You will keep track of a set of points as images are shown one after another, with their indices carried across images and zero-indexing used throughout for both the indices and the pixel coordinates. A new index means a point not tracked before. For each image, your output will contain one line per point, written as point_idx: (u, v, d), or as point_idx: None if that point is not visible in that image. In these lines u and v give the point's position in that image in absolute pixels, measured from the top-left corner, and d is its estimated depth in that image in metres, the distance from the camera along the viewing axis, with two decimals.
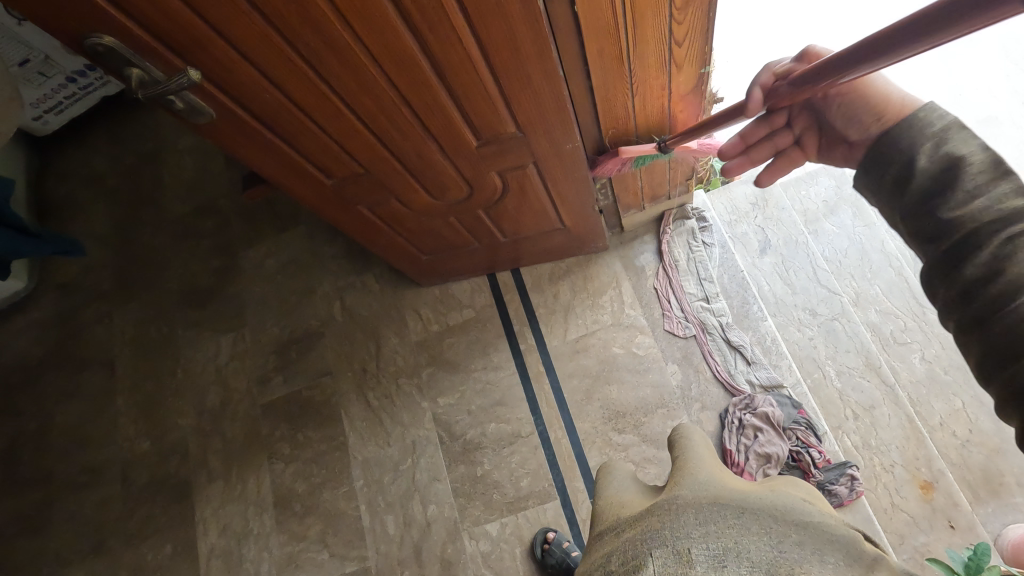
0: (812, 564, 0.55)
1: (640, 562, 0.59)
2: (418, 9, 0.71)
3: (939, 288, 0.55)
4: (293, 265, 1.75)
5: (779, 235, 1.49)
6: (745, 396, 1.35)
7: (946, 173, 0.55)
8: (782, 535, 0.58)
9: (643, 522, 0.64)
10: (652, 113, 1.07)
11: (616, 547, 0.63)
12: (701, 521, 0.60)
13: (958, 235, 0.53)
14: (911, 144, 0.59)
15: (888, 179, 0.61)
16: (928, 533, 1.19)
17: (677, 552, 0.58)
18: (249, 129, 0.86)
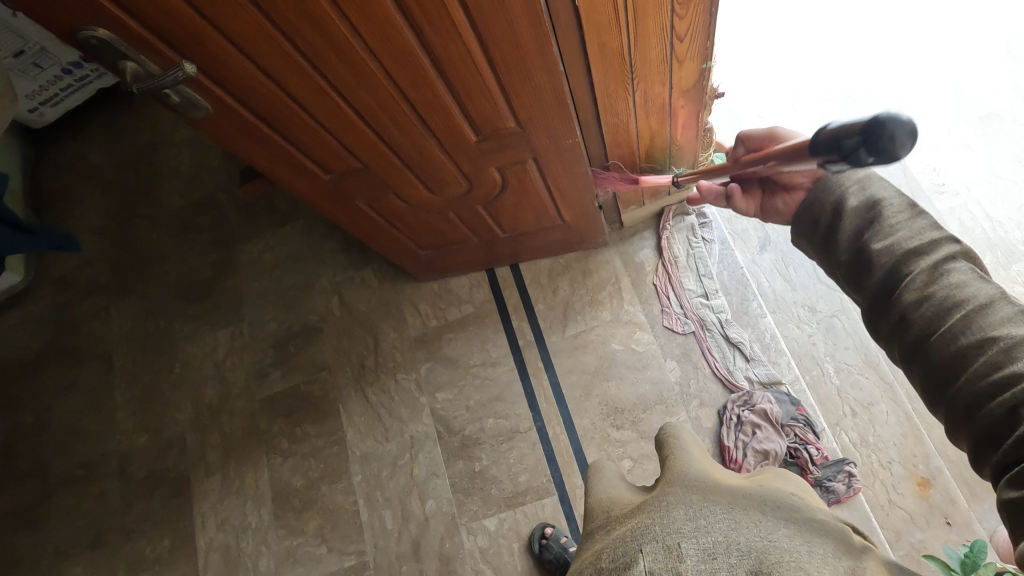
0: (803, 557, 0.55)
1: (631, 560, 0.58)
2: (418, 3, 0.70)
3: (878, 320, 0.61)
4: (291, 260, 1.75)
5: (779, 232, 1.47)
6: (744, 393, 1.34)
7: (872, 214, 0.62)
8: (772, 530, 0.58)
9: (634, 521, 0.64)
10: (653, 108, 1.06)
11: (606, 546, 0.63)
12: (691, 516, 0.60)
13: (887, 269, 0.59)
14: (838, 188, 0.65)
15: (821, 226, 0.67)
16: (925, 530, 1.19)
17: (667, 547, 0.58)
18: (247, 124, 0.85)
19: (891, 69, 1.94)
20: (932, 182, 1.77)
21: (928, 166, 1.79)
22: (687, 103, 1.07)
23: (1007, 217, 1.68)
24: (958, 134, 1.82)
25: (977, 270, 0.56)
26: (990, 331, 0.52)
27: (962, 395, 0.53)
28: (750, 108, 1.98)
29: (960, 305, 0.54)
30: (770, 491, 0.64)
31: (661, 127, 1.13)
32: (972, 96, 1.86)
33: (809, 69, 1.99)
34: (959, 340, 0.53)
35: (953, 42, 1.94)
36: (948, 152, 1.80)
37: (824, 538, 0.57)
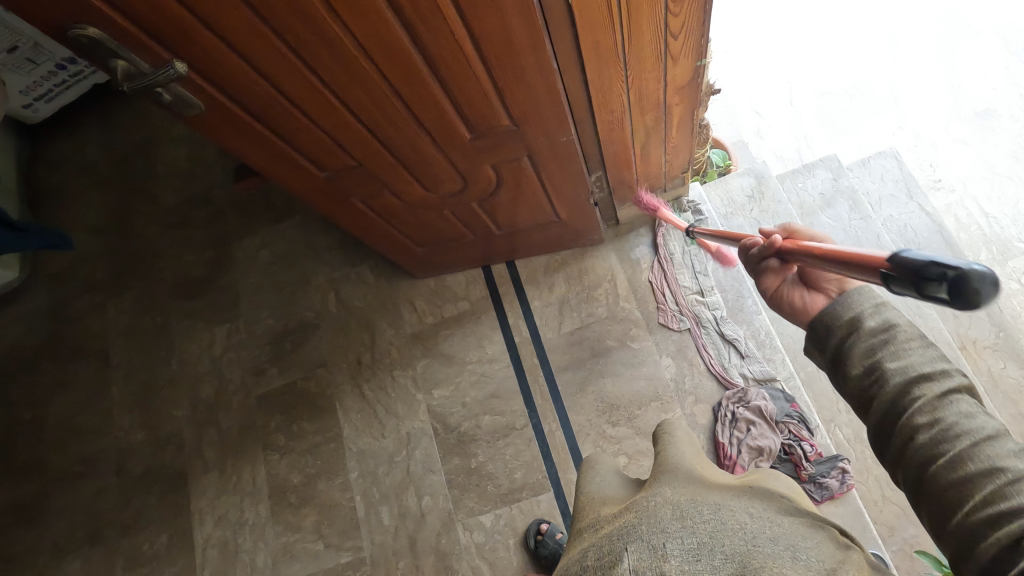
0: (786, 563, 0.54)
1: (616, 557, 0.59)
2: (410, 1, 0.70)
3: (883, 441, 0.55)
4: (287, 257, 1.74)
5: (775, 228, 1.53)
6: (739, 390, 1.35)
7: (885, 333, 0.57)
8: (756, 534, 0.58)
9: (622, 520, 0.64)
10: (647, 106, 1.06)
11: (593, 544, 0.63)
12: (677, 516, 0.61)
13: (900, 393, 0.54)
14: (853, 305, 0.59)
15: (831, 341, 0.60)
16: (918, 525, 1.20)
17: (652, 546, 0.58)
18: (240, 122, 0.85)
19: (888, 65, 1.94)
20: (929, 178, 1.77)
21: (925, 163, 1.79)
22: (681, 101, 1.08)
23: (1004, 213, 1.68)
24: (955, 130, 1.82)
25: (980, 403, 0.53)
26: (1000, 462, 0.48)
27: (964, 525, 0.48)
28: (747, 104, 1.97)
29: (968, 436, 0.50)
30: (756, 497, 0.64)
31: (656, 125, 1.13)
32: (969, 93, 1.87)
33: (806, 65, 1.99)
34: (964, 472, 0.49)
35: (950, 39, 1.94)
36: (945, 148, 1.80)
37: (810, 545, 0.57)
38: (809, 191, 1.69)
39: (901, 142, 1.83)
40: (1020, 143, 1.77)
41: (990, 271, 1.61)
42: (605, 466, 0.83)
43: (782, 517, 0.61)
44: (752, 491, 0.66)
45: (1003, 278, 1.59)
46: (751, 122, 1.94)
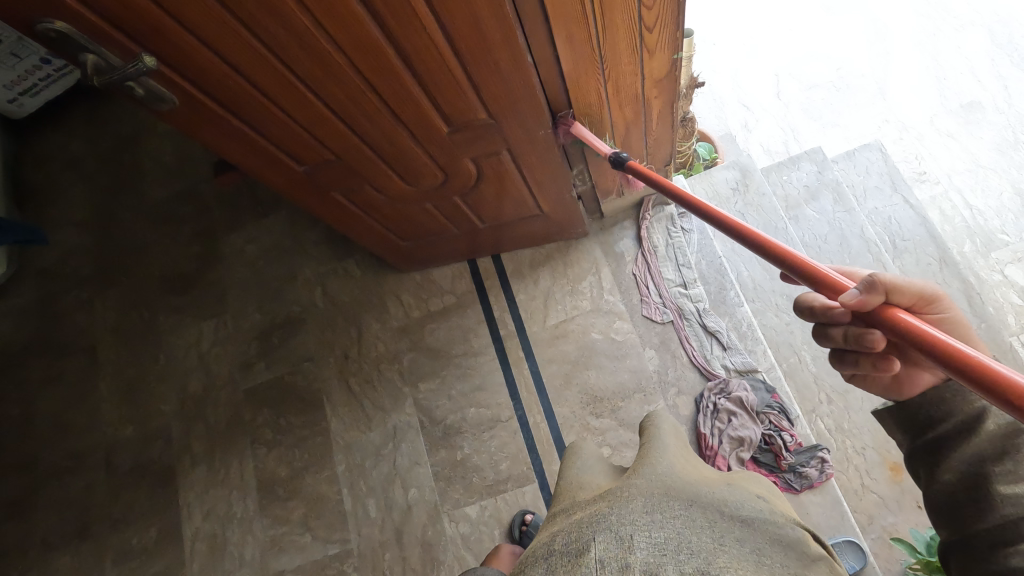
0: (750, 568, 0.56)
1: (584, 547, 0.59)
2: None
3: (956, 553, 0.58)
4: (274, 251, 1.75)
5: (758, 221, 1.54)
6: (720, 381, 1.36)
7: (1010, 445, 0.56)
8: (724, 536, 0.59)
9: (592, 510, 0.65)
10: (626, 99, 1.07)
11: (561, 533, 0.64)
12: (647, 511, 0.62)
13: (1006, 519, 0.54)
14: (974, 400, 0.59)
15: (933, 433, 0.61)
16: (896, 513, 1.22)
17: (620, 537, 0.58)
18: (216, 117, 0.85)
19: (873, 58, 1.95)
20: (913, 170, 1.78)
21: (909, 155, 1.80)
22: (660, 93, 1.08)
23: (987, 205, 1.70)
24: (939, 122, 1.83)
25: None
26: None
27: None
28: (734, 97, 1.98)
29: None
30: (733, 495, 0.66)
31: (636, 118, 1.13)
32: (954, 85, 1.87)
33: (792, 58, 1.99)
34: None
35: (935, 32, 1.96)
36: (930, 141, 1.81)
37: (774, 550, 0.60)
38: (794, 182, 1.70)
39: (887, 134, 1.84)
40: (1004, 134, 1.78)
41: (974, 263, 1.63)
42: (582, 455, 0.84)
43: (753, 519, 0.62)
44: (728, 490, 0.67)
45: (986, 270, 1.61)
46: (738, 115, 1.95)
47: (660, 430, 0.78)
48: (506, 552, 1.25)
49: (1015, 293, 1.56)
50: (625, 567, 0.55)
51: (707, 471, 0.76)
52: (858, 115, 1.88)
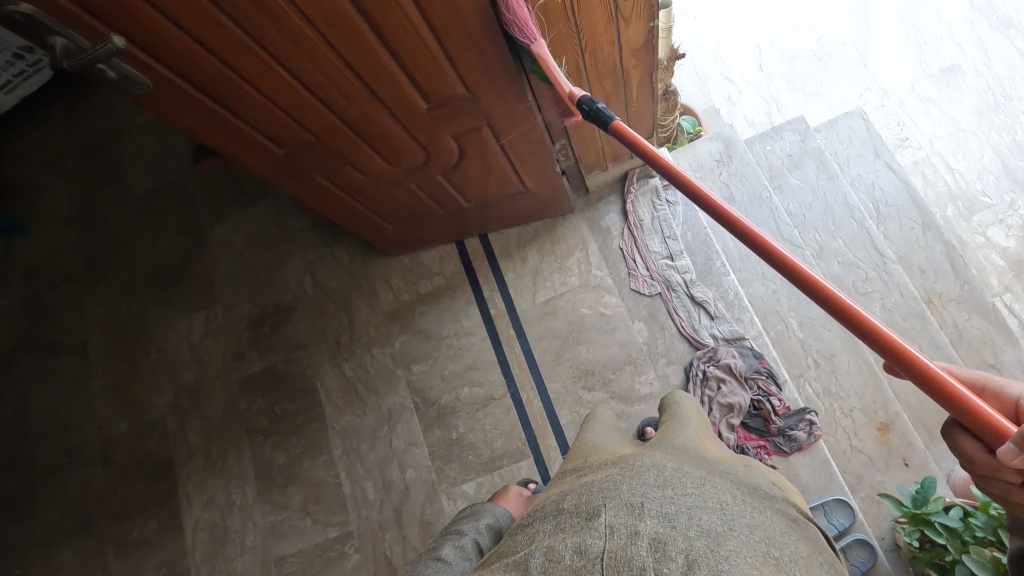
0: (762, 556, 0.56)
1: (594, 512, 0.61)
2: None
3: None
4: (260, 240, 1.74)
5: (743, 191, 1.67)
6: (709, 349, 1.38)
7: None
8: (734, 520, 0.60)
9: (604, 478, 0.68)
10: (605, 71, 1.06)
11: (572, 496, 0.67)
12: (659, 486, 0.63)
13: None
14: None
15: None
16: (883, 471, 1.24)
17: (630, 505, 0.60)
18: (192, 100, 0.84)
19: (854, 25, 1.95)
20: (896, 137, 1.80)
21: (892, 121, 1.81)
22: (638, 64, 1.08)
23: (969, 169, 1.72)
24: (921, 88, 1.84)
25: None
26: None
27: None
28: (716, 70, 1.99)
29: None
30: (743, 487, 0.70)
31: (616, 89, 1.13)
32: (936, 49, 1.88)
33: (774, 29, 2.00)
34: None
35: None
36: (912, 107, 1.82)
37: (785, 548, 0.60)
38: (776, 153, 1.74)
39: (869, 101, 1.85)
40: (984, 98, 1.80)
41: (956, 226, 1.67)
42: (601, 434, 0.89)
43: (762, 513, 0.65)
44: (737, 479, 0.72)
45: (968, 233, 1.65)
46: (722, 88, 1.97)
47: (683, 412, 0.89)
48: (514, 492, 1.26)
49: (996, 254, 1.62)
50: (633, 533, 0.56)
51: (722, 460, 0.78)
52: (839, 83, 1.90)
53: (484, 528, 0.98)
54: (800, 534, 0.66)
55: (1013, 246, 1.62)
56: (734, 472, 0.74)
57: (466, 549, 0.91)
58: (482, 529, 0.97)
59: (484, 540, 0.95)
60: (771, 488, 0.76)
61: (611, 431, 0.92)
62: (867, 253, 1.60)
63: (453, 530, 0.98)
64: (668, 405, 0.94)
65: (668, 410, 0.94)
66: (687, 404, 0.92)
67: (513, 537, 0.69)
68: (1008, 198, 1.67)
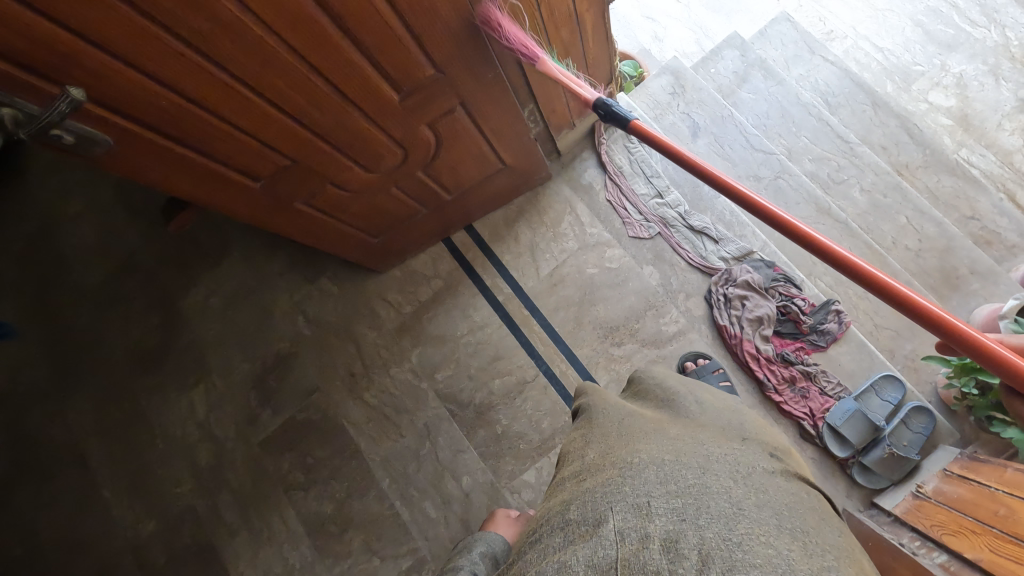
0: (772, 534, 0.56)
1: (602, 516, 0.58)
2: None
3: None
4: (239, 295, 1.65)
5: (705, 116, 1.68)
6: (723, 272, 1.39)
7: None
8: (743, 502, 0.59)
9: (604, 480, 0.64)
10: (561, 20, 1.06)
11: (575, 503, 0.62)
12: (664, 481, 0.61)
13: None
14: None
15: None
16: (913, 339, 1.30)
17: (637, 506, 0.58)
18: (159, 148, 0.78)
19: None
20: (822, 32, 1.84)
21: (815, 19, 1.86)
22: (589, 6, 1.09)
23: (895, 44, 1.79)
24: None
25: None
26: None
27: None
28: (638, 12, 2.03)
29: None
30: (742, 458, 0.68)
31: (573, 39, 1.13)
32: None
33: None
34: None
35: None
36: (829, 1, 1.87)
37: (793, 520, 0.60)
38: (722, 73, 1.76)
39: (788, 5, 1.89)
40: None
41: (900, 98, 1.75)
42: (592, 417, 0.83)
43: (765, 486, 0.64)
44: (738, 451, 0.70)
45: (912, 103, 1.73)
46: (647, 29, 2.01)
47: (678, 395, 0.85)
48: (502, 515, 1.25)
49: (942, 115, 1.71)
50: (644, 537, 0.55)
51: (720, 433, 0.74)
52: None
53: (479, 557, 0.98)
54: (804, 504, 0.65)
55: (955, 104, 1.71)
56: (735, 447, 0.71)
57: None
58: (476, 559, 0.97)
59: (479, 569, 0.95)
60: (772, 459, 0.72)
61: (614, 404, 0.86)
62: (834, 144, 1.64)
63: (450, 567, 0.99)
64: (653, 395, 0.89)
65: (653, 400, 0.88)
66: (673, 390, 0.88)
67: (517, 557, 0.64)
68: (938, 61, 1.76)
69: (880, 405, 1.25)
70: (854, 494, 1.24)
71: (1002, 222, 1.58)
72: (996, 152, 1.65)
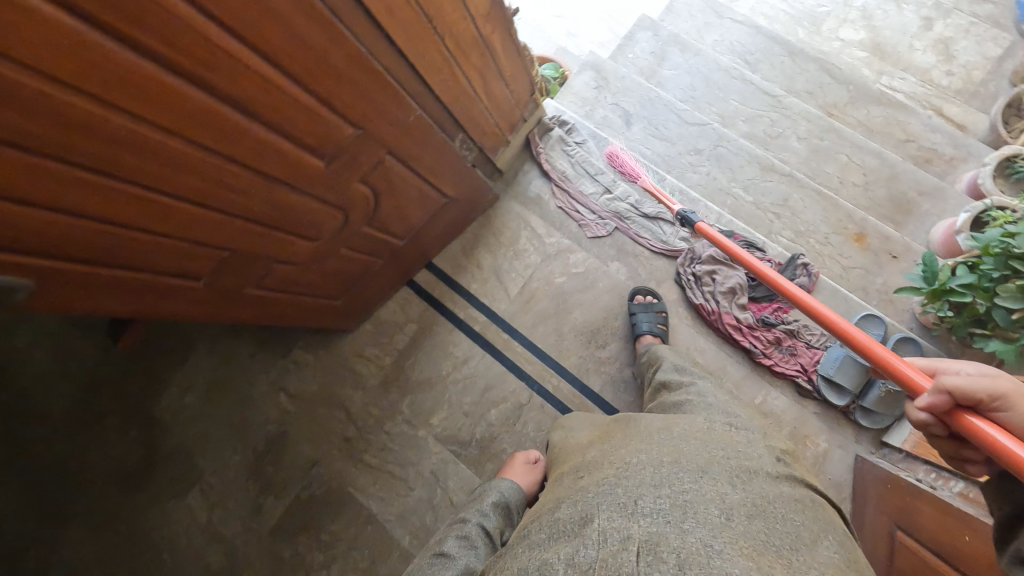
0: (757, 546, 0.54)
1: (589, 516, 0.59)
2: (203, 59, 0.62)
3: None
4: (215, 387, 1.59)
5: (633, 102, 1.65)
6: (687, 252, 1.42)
7: None
8: (731, 510, 0.58)
9: (599, 482, 0.64)
10: (468, 49, 1.04)
11: (567, 503, 0.63)
12: (657, 485, 0.60)
13: None
14: None
15: None
16: (882, 271, 1.39)
17: (624, 507, 0.58)
18: (89, 278, 0.74)
19: None
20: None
21: None
22: (493, 28, 1.08)
23: None
24: None
25: None
26: None
27: None
28: (547, 13, 2.07)
29: None
30: (743, 461, 0.68)
31: (485, 63, 1.12)
32: None
33: None
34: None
35: None
36: None
37: (785, 536, 0.58)
38: (640, 56, 1.77)
39: None
40: None
41: (814, 42, 1.87)
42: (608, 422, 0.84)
43: (762, 491, 0.63)
44: (739, 453, 0.69)
45: (826, 44, 1.86)
46: (558, 27, 2.05)
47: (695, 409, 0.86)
48: (522, 461, 1.20)
49: (856, 49, 1.84)
50: (625, 539, 0.54)
51: (723, 435, 0.74)
52: None
53: (489, 508, 0.97)
54: (804, 515, 0.63)
55: (865, 36, 1.85)
56: (737, 450, 0.70)
57: (471, 538, 0.89)
58: (487, 510, 0.97)
59: (490, 520, 0.95)
60: (779, 464, 0.71)
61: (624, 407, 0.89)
62: (763, 101, 1.67)
63: (460, 516, 0.97)
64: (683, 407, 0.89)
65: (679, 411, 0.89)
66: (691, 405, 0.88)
67: (510, 548, 0.66)
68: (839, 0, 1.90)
69: None
70: (863, 438, 1.26)
71: (936, 138, 1.64)
72: (914, 73, 1.80)
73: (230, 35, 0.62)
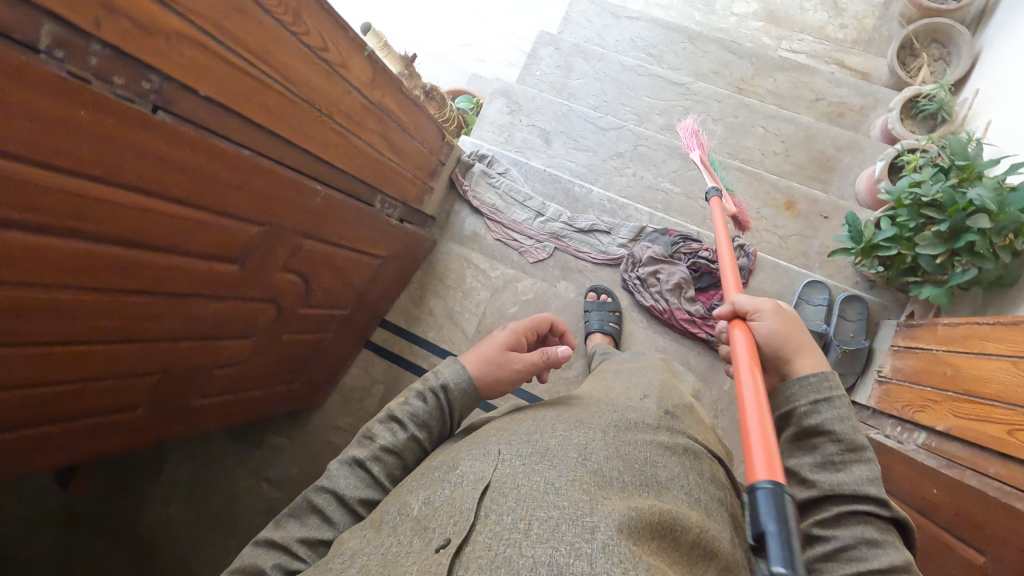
0: (607, 484, 0.51)
1: (454, 463, 0.56)
2: (75, 215, 0.61)
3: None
4: (192, 490, 1.52)
5: (548, 119, 1.67)
6: (627, 257, 1.45)
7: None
8: (593, 451, 0.55)
9: (476, 437, 0.61)
10: (360, 117, 1.02)
11: (439, 456, 0.60)
12: (527, 435, 0.57)
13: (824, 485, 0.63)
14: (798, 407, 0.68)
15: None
16: (817, 234, 1.43)
17: (489, 453, 0.55)
18: (15, 440, 0.74)
19: None
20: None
21: None
22: (383, 91, 1.07)
23: None
24: None
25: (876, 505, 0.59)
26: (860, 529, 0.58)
27: None
28: (453, 45, 2.10)
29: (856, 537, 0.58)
30: (636, 416, 0.65)
31: (384, 125, 1.11)
32: None
33: None
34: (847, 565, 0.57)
35: None
36: None
37: (644, 479, 0.54)
38: (547, 71, 1.79)
39: None
40: None
41: (713, 21, 1.92)
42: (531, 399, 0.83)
43: (635, 439, 0.60)
44: (637, 409, 0.68)
45: (723, 21, 1.92)
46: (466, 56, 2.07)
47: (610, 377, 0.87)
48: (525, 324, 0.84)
49: (752, 20, 1.90)
50: (478, 479, 0.51)
51: (629, 394, 0.73)
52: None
53: (411, 419, 0.67)
54: (672, 459, 0.60)
55: (757, 7, 1.92)
56: (619, 405, 0.68)
57: (372, 473, 0.64)
58: (409, 429, 0.67)
59: (405, 441, 0.66)
60: (664, 416, 0.68)
61: None
62: (673, 91, 1.70)
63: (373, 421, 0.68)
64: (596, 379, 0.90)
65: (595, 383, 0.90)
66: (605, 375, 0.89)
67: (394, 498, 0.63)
68: None
69: (814, 311, 1.30)
70: None
71: (843, 92, 1.69)
72: (810, 33, 1.85)
73: (99, 184, 0.61)
